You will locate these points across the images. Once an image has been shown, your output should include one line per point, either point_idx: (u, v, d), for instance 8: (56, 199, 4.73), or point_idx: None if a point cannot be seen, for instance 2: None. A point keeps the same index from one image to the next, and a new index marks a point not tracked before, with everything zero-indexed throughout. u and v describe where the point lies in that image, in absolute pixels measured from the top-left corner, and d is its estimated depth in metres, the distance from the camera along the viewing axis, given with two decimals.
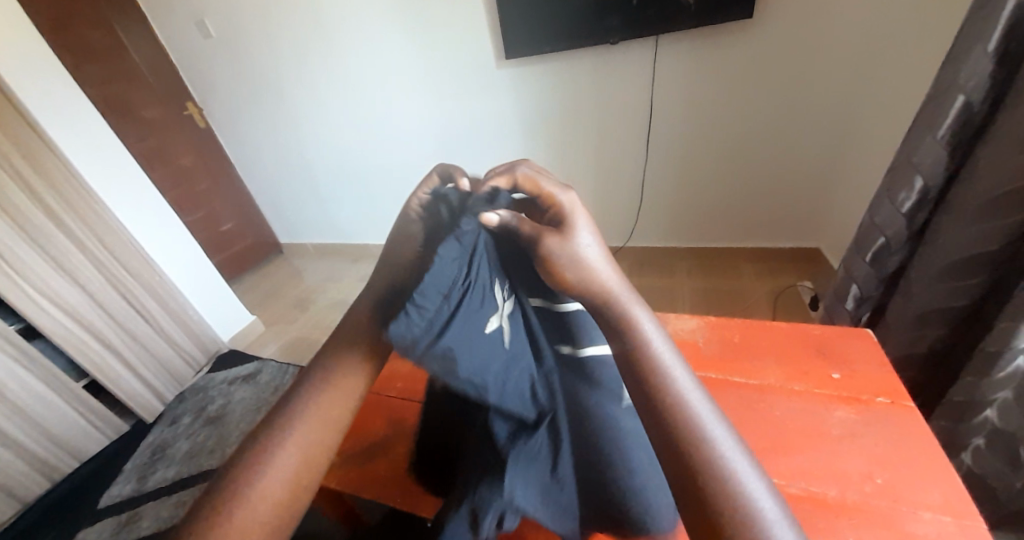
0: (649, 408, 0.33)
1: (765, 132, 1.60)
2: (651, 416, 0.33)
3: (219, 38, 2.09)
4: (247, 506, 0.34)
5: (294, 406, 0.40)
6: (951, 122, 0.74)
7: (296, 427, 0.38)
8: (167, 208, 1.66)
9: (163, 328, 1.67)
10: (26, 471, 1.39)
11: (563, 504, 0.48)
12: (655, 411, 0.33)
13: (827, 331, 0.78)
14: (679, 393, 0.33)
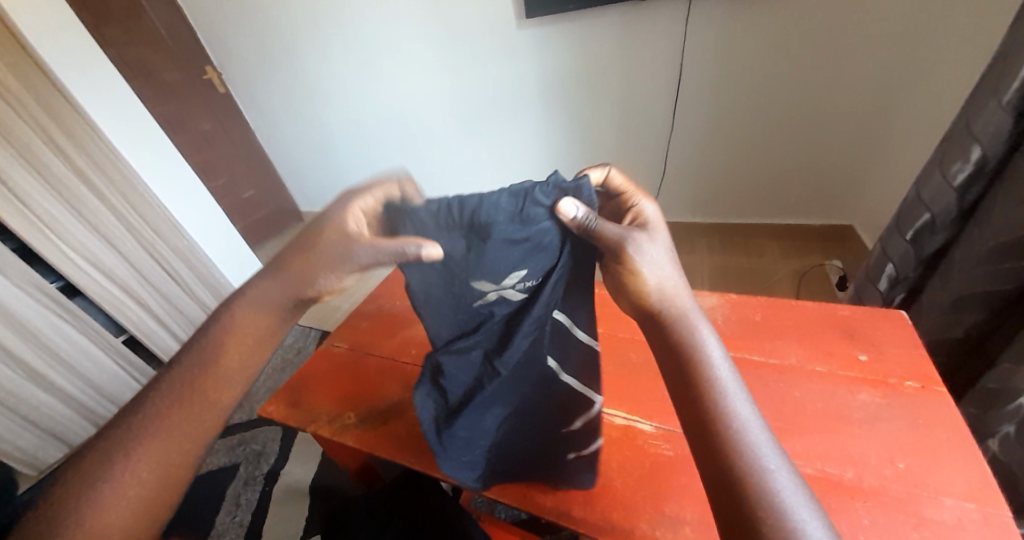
0: (679, 378, 0.43)
1: (805, 98, 1.49)
2: (679, 387, 0.43)
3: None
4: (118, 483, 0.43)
5: (182, 381, 0.49)
6: (1020, 85, 0.66)
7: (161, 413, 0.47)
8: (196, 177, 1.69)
9: (191, 288, 1.74)
10: (73, 416, 1.51)
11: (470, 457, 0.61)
12: (685, 380, 0.43)
13: (856, 312, 0.74)
14: (714, 372, 0.42)
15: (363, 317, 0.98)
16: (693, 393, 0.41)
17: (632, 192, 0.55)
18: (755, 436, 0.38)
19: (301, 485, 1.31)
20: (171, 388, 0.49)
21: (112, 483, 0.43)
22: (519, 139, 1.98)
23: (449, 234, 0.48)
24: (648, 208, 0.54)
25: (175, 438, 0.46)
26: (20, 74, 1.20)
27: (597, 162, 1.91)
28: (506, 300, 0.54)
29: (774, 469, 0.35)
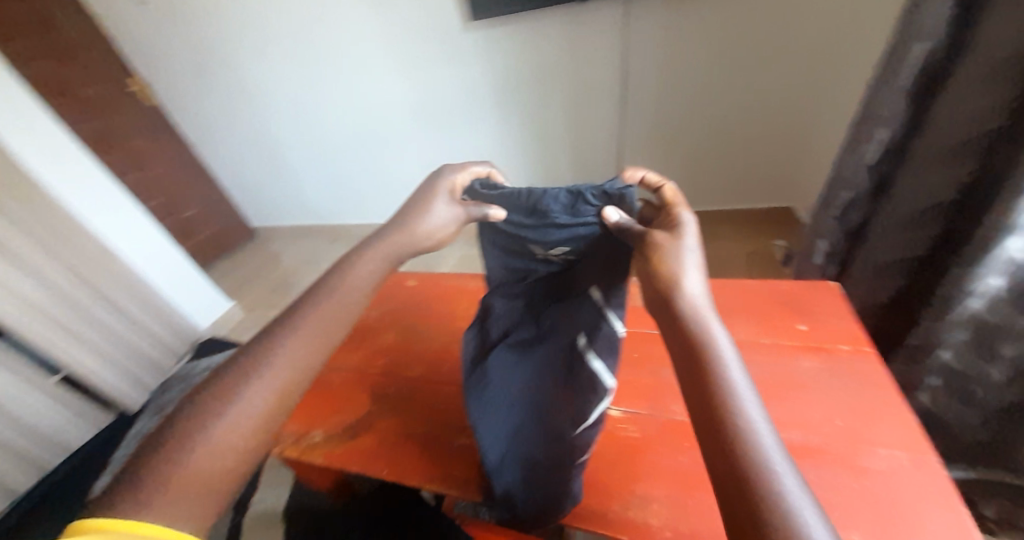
0: (685, 379, 0.32)
1: (740, 90, 1.58)
2: (687, 389, 0.31)
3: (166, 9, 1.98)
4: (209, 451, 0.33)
5: (273, 340, 0.40)
6: (910, 71, 0.75)
7: (271, 363, 0.38)
8: (121, 195, 1.68)
9: (133, 317, 1.69)
10: (12, 463, 1.43)
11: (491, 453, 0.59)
12: (693, 381, 0.31)
13: (793, 286, 0.80)
14: (728, 372, 0.31)
15: None
16: (702, 397, 0.30)
17: (671, 188, 0.47)
18: (779, 461, 0.26)
19: (274, 510, 1.26)
20: (274, 348, 0.39)
21: (205, 450, 0.33)
22: (474, 142, 1.97)
23: (515, 208, 0.56)
24: (680, 203, 0.46)
25: (271, 408, 0.37)
26: None
27: (553, 161, 1.95)
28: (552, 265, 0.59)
29: (802, 507, 0.24)
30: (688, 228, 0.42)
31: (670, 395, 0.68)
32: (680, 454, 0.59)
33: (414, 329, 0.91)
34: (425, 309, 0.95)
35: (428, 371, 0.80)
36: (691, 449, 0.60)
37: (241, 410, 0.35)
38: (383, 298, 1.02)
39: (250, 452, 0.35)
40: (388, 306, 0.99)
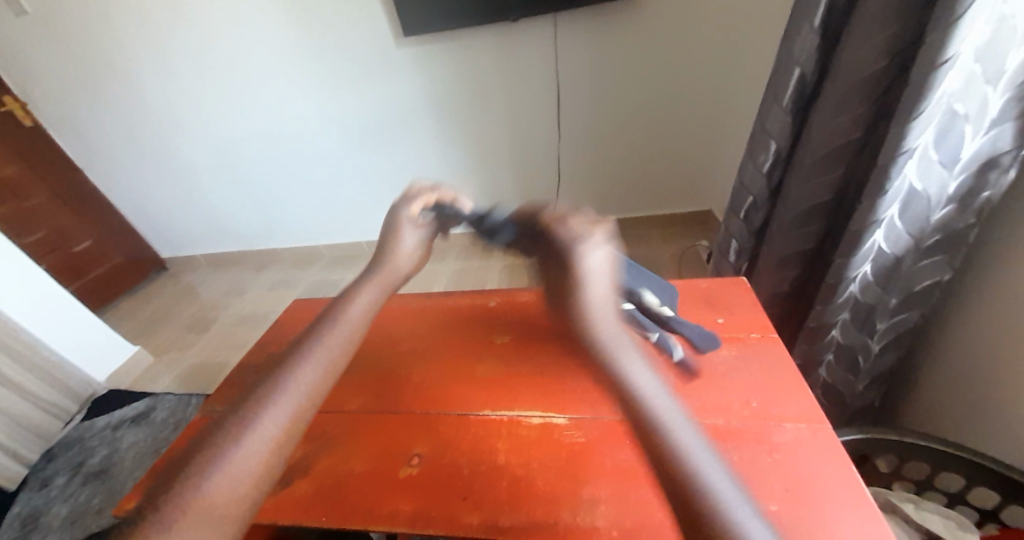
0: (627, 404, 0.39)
1: (654, 106, 1.73)
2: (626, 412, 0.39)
3: (46, 18, 1.76)
4: (228, 470, 0.37)
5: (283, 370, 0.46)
6: (792, 92, 0.86)
7: (285, 387, 0.44)
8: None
9: (4, 374, 1.46)
10: None
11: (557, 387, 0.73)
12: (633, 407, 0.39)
13: (711, 283, 0.88)
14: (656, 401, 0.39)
15: (254, 369, 0.88)
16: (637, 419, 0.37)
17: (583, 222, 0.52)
18: (704, 469, 0.33)
19: None
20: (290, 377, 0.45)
21: (229, 466, 0.37)
22: (410, 160, 1.96)
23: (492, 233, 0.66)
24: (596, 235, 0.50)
25: (291, 429, 0.42)
26: None
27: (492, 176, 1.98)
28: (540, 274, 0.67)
29: (724, 503, 0.30)
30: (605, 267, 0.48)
31: (609, 395, 0.69)
32: (619, 451, 0.60)
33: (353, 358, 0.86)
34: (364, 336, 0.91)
35: (369, 403, 0.77)
36: (631, 446, 0.61)
37: (264, 427, 0.40)
38: None
39: (266, 474, 0.39)
40: None
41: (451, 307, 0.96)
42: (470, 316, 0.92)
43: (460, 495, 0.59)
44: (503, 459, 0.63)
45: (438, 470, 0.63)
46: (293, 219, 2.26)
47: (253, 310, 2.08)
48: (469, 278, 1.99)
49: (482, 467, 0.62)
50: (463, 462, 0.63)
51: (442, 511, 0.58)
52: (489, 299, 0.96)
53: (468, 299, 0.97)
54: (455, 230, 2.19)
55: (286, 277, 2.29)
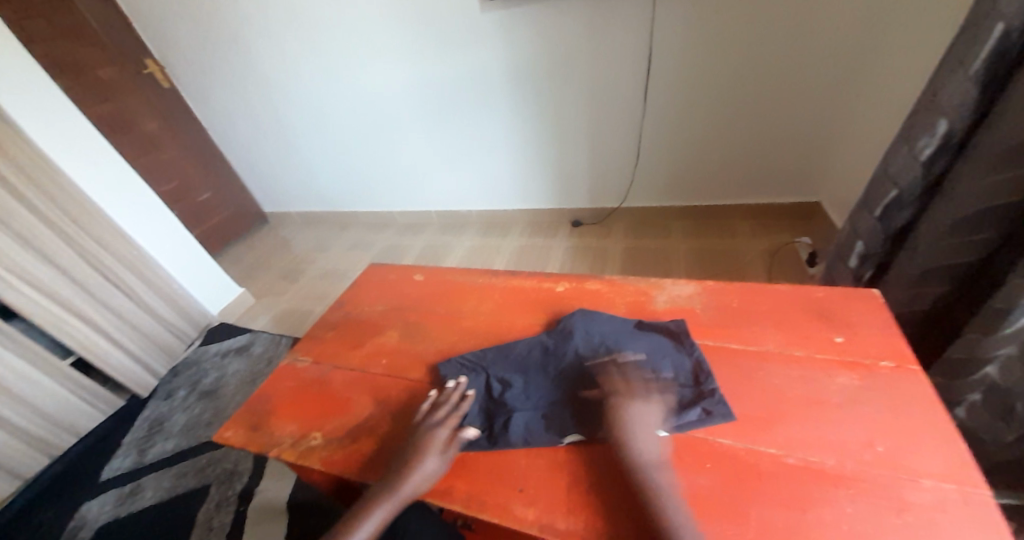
0: None
1: (771, 78, 1.48)
2: None
3: None
4: None
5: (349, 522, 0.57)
6: (986, 56, 0.67)
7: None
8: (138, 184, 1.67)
9: (145, 302, 1.71)
10: (25, 448, 1.43)
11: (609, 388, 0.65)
12: None
13: (830, 293, 0.74)
14: None
15: (328, 327, 0.93)
16: None
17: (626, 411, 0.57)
18: None
19: (277, 503, 1.26)
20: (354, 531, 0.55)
21: None
22: (488, 132, 1.93)
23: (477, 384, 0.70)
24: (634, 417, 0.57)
25: None
26: None
27: (567, 151, 1.88)
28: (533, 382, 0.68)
29: None
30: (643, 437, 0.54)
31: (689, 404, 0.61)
32: (696, 474, 0.53)
33: (417, 328, 0.87)
34: (430, 308, 0.91)
35: (431, 374, 0.76)
36: (712, 470, 0.53)
37: None
38: (388, 294, 0.98)
39: None
40: (394, 302, 0.95)
41: (517, 287, 0.91)
42: (538, 299, 0.87)
43: (514, 487, 0.57)
44: (563, 458, 0.59)
45: (495, 456, 0.61)
46: (374, 184, 2.38)
47: (334, 266, 2.26)
48: (532, 256, 1.95)
49: (541, 462, 0.59)
50: (521, 452, 0.60)
51: (496, 500, 0.56)
52: (558, 284, 0.90)
53: (537, 280, 0.92)
54: (521, 205, 2.15)
55: (363, 238, 2.44)
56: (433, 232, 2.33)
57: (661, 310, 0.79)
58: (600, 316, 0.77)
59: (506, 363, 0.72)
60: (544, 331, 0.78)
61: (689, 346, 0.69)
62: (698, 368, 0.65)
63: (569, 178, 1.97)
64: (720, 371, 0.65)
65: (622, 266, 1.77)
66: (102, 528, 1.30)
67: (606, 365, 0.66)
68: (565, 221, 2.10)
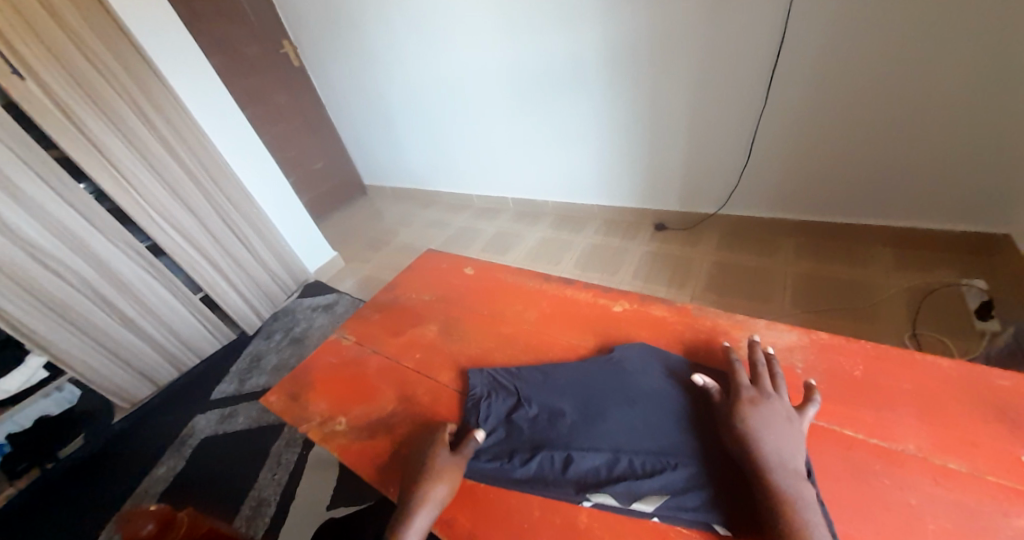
0: None
1: (963, 76, 1.09)
2: None
3: None
4: None
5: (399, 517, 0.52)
6: None
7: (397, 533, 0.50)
8: (264, 150, 1.83)
9: (259, 254, 1.91)
10: (162, 363, 1.70)
11: (669, 448, 0.52)
12: None
13: (1019, 384, 0.53)
14: None
15: (377, 308, 0.92)
16: None
17: (792, 474, 0.44)
18: None
19: (331, 457, 1.35)
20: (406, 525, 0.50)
21: None
22: (579, 119, 1.78)
23: (509, 411, 0.63)
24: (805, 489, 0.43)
25: None
26: (111, 47, 1.35)
27: (662, 145, 1.66)
28: (575, 419, 0.59)
29: None
30: (809, 511, 0.41)
31: None
32: None
33: (461, 326, 0.82)
34: (476, 307, 0.86)
35: (462, 381, 0.71)
36: None
37: None
38: (438, 283, 0.95)
39: None
40: (443, 294, 0.92)
41: (570, 299, 0.82)
42: (591, 318, 0.77)
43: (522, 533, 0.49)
44: (584, 524, 0.49)
45: (504, 497, 0.53)
46: (459, 165, 2.40)
47: (412, 241, 2.35)
48: (606, 257, 1.80)
49: (557, 521, 0.50)
50: (537, 501, 0.52)
51: None
52: (616, 302, 0.79)
53: (592, 294, 0.82)
54: (603, 201, 1.98)
55: (443, 217, 2.50)
56: (506, 219, 2.29)
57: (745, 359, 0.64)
58: (666, 358, 0.64)
59: (545, 391, 0.64)
60: (594, 357, 0.69)
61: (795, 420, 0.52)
62: None
63: (661, 178, 1.75)
64: (825, 463, 0.50)
65: (707, 282, 1.53)
66: (204, 439, 1.50)
67: (671, 426, 0.55)
68: (648, 223, 1.90)
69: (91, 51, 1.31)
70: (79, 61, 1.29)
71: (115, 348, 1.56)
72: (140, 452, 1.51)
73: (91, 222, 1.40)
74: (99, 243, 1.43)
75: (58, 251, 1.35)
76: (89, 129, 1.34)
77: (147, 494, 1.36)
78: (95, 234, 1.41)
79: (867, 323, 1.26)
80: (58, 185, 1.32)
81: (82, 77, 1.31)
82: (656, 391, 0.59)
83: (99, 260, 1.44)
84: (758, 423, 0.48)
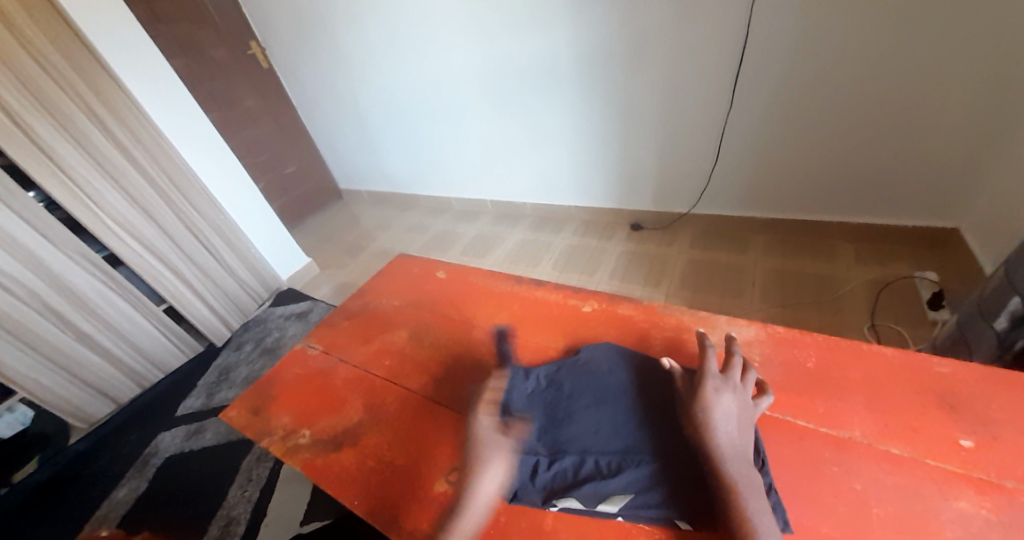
0: None
1: (908, 81, 1.16)
2: None
3: None
4: None
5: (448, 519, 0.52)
6: None
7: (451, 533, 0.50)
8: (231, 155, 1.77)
9: (227, 263, 1.84)
10: (122, 378, 1.62)
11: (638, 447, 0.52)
12: None
13: (959, 370, 0.56)
14: None
15: (347, 315, 0.91)
16: None
17: (746, 466, 0.45)
18: None
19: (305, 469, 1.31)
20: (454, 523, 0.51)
21: None
22: (555, 122, 1.79)
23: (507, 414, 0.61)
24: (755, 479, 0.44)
25: None
26: (64, 48, 1.29)
27: (634, 148, 1.69)
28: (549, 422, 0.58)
29: None
30: (758, 501, 0.42)
31: None
32: None
33: (432, 331, 0.82)
34: (446, 311, 0.85)
35: (430, 387, 0.70)
36: None
37: None
38: (408, 288, 0.94)
39: None
40: (414, 299, 0.91)
41: (540, 301, 0.83)
42: (561, 318, 0.78)
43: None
44: (549, 527, 0.50)
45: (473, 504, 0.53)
46: (436, 169, 2.38)
47: (389, 246, 2.31)
48: (582, 257, 1.81)
49: (523, 525, 0.50)
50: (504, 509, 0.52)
51: None
52: (585, 302, 0.80)
53: (562, 295, 0.83)
54: (580, 202, 2.00)
55: (420, 222, 2.47)
56: (485, 222, 2.28)
57: None
58: (635, 358, 0.65)
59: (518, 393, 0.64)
60: (562, 358, 0.69)
61: None
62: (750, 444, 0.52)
63: (635, 180, 1.78)
64: (782, 454, 0.52)
65: (680, 280, 1.56)
66: (169, 457, 1.44)
67: (640, 424, 0.55)
68: (623, 223, 1.93)
69: (39, 51, 1.24)
70: (29, 63, 1.23)
71: (70, 365, 1.48)
72: (100, 475, 1.43)
73: (42, 232, 1.32)
74: (50, 254, 1.35)
75: (7, 264, 1.28)
76: (40, 135, 1.28)
77: (107, 518, 1.29)
78: (45, 243, 1.33)
79: (831, 315, 1.31)
80: (6, 195, 1.24)
81: (31, 81, 1.24)
82: (625, 391, 0.60)
83: (50, 272, 1.36)
84: (720, 414, 0.48)
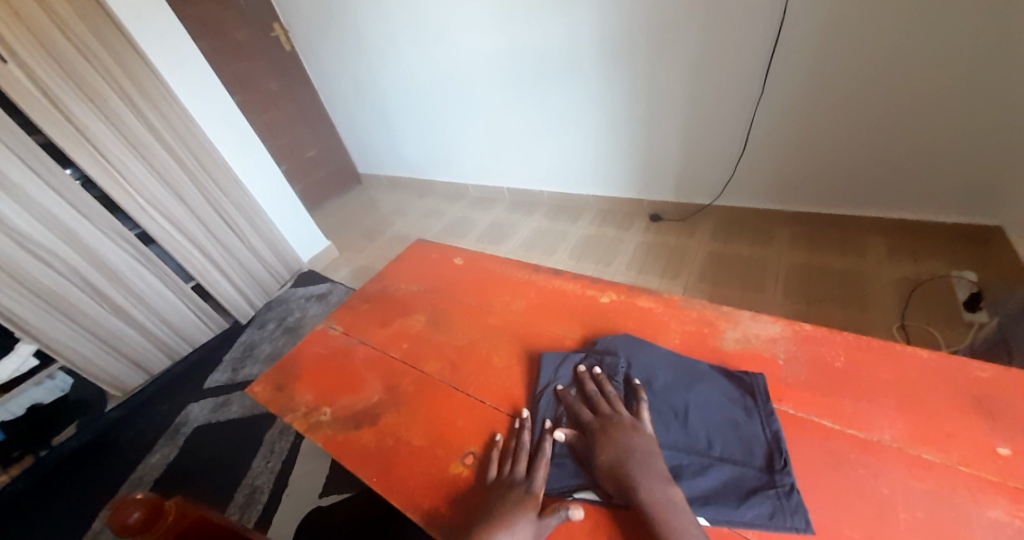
0: None
1: (955, 70, 1.08)
2: None
3: None
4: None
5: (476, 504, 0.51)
6: None
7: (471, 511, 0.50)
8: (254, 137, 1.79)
9: (251, 244, 1.89)
10: (153, 351, 1.69)
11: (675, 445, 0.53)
12: None
13: (1000, 377, 0.54)
14: None
15: (365, 298, 0.92)
16: None
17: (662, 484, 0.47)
18: None
19: None
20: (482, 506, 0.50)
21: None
22: (575, 109, 1.75)
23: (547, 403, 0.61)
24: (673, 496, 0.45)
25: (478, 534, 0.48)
26: (95, 29, 1.31)
27: (657, 136, 1.64)
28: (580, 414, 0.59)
29: None
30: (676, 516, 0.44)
31: (730, 482, 0.48)
32: None
33: (449, 317, 0.82)
34: (463, 297, 0.86)
35: (448, 371, 0.71)
36: None
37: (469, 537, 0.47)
38: (426, 273, 0.95)
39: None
40: (433, 284, 0.91)
41: (558, 290, 0.82)
42: (579, 309, 0.77)
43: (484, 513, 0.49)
44: (563, 513, 0.50)
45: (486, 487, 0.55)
46: (454, 155, 2.37)
47: (405, 231, 2.33)
48: (599, 246, 1.80)
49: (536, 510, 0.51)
50: None
51: None
52: (604, 293, 0.79)
53: (580, 285, 0.82)
54: (598, 192, 1.98)
55: (437, 208, 2.48)
56: (502, 209, 2.27)
57: (728, 351, 0.65)
58: (655, 352, 0.64)
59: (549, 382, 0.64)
60: (580, 349, 0.69)
61: (767, 414, 0.54)
62: (772, 444, 0.51)
63: (656, 169, 1.74)
64: (803, 455, 0.51)
65: (700, 273, 1.53)
66: (197, 428, 1.51)
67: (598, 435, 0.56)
68: (642, 214, 1.90)
69: (72, 32, 1.27)
70: (64, 45, 1.26)
71: (105, 337, 1.55)
72: (134, 441, 1.51)
73: (78, 210, 1.38)
74: (86, 230, 1.40)
75: (46, 239, 1.34)
76: (75, 115, 1.32)
77: (141, 481, 1.37)
78: (80, 219, 1.39)
79: (858, 313, 1.27)
80: (44, 172, 1.29)
81: (67, 62, 1.27)
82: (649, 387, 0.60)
83: (86, 247, 1.42)
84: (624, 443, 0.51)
